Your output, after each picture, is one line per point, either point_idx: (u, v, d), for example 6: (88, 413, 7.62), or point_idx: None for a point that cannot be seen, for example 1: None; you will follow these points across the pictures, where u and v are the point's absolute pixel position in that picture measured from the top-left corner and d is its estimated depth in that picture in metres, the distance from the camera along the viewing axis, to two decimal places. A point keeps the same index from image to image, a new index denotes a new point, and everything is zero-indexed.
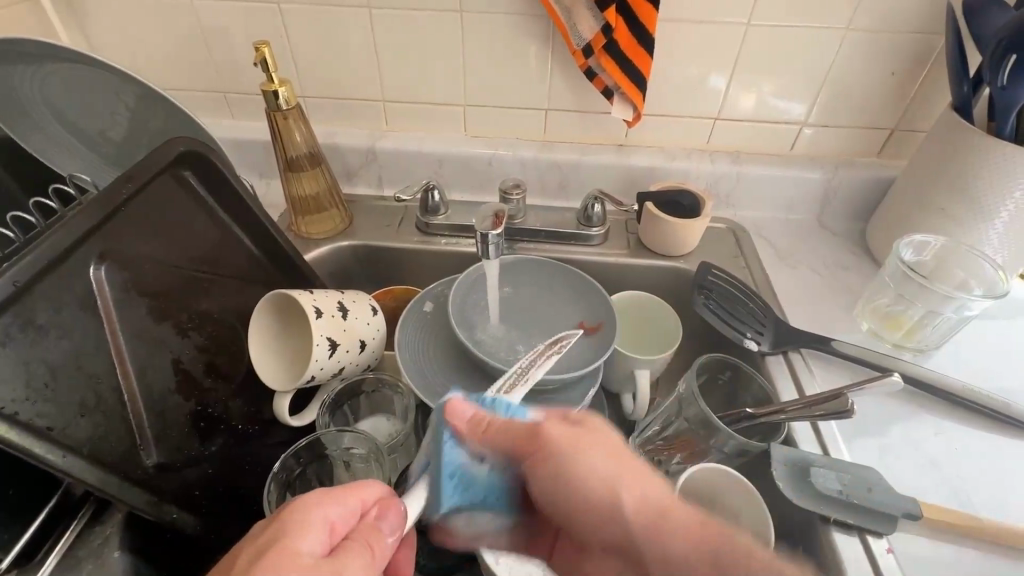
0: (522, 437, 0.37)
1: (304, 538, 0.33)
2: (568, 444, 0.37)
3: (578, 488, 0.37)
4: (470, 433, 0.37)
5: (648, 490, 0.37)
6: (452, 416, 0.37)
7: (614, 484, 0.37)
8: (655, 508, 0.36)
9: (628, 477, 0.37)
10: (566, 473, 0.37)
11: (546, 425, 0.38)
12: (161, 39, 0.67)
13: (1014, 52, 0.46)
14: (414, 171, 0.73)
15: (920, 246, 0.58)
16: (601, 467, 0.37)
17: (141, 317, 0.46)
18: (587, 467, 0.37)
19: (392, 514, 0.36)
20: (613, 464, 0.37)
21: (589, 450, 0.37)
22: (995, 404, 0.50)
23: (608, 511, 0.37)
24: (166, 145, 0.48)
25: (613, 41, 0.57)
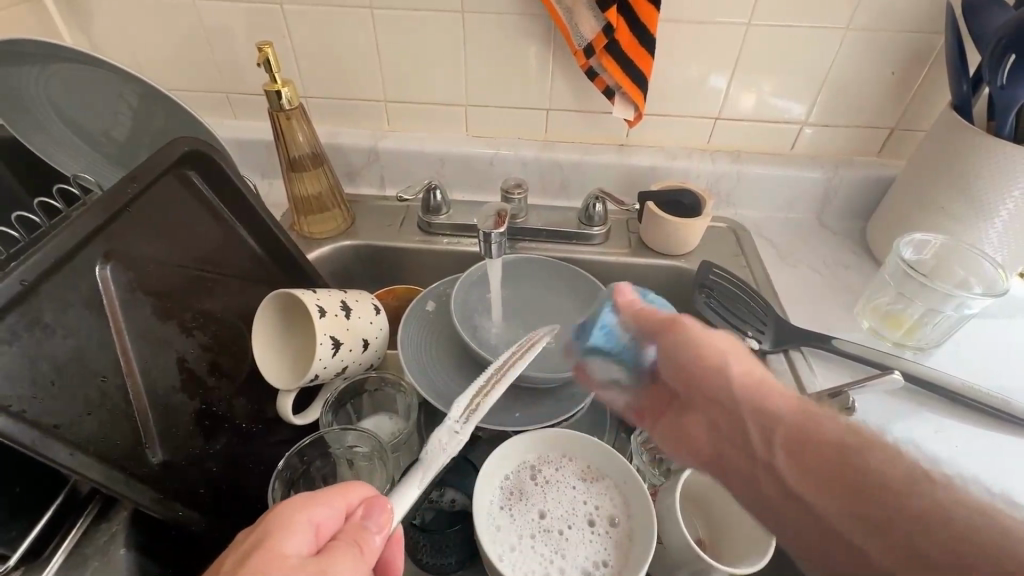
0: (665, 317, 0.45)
1: (290, 539, 0.33)
2: (700, 325, 0.43)
3: (698, 360, 0.42)
4: (628, 309, 0.47)
5: (753, 367, 0.41)
6: (620, 295, 0.48)
7: (738, 362, 0.41)
8: (757, 380, 0.40)
9: (748, 360, 0.41)
10: (688, 343, 0.43)
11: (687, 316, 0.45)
12: (163, 39, 0.67)
13: (1013, 51, 0.47)
14: (416, 172, 0.73)
15: (920, 245, 0.59)
16: (726, 347, 0.42)
17: (146, 317, 0.46)
18: (714, 346, 0.42)
19: (378, 513, 0.37)
20: (736, 350, 0.42)
21: (716, 334, 0.43)
22: (995, 402, 0.50)
23: (721, 384, 0.41)
24: (169, 145, 0.49)
25: (615, 40, 0.57)
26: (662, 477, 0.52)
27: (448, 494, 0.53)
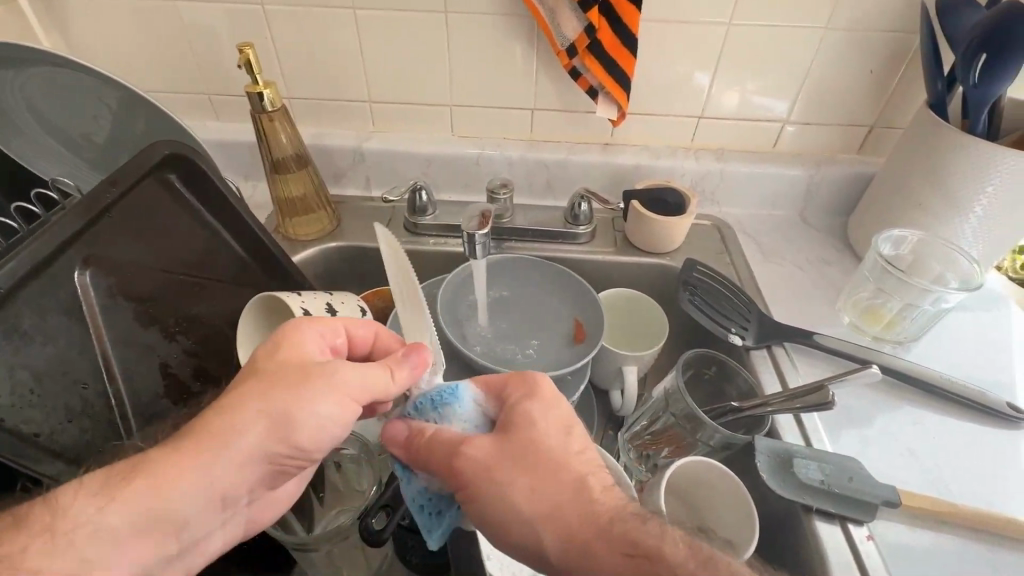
0: (448, 463, 0.36)
1: (307, 346, 0.39)
2: (483, 472, 0.35)
3: (502, 528, 0.35)
4: (405, 455, 0.38)
5: (568, 523, 0.34)
6: (388, 443, 0.39)
7: (543, 516, 0.35)
8: (574, 541, 0.34)
9: (558, 508, 0.35)
10: (480, 500, 0.35)
11: (469, 444, 0.36)
12: (144, 41, 0.66)
13: (985, 51, 0.48)
14: (402, 172, 0.73)
15: (898, 241, 0.61)
16: (521, 495, 0.35)
17: (128, 322, 0.45)
18: (514, 504, 0.35)
19: (415, 356, 0.41)
20: (539, 482, 0.35)
21: (507, 476, 0.35)
22: (972, 394, 0.51)
23: (535, 553, 0.35)
24: (149, 148, 0.48)
25: (597, 41, 0.57)
26: (649, 471, 0.54)
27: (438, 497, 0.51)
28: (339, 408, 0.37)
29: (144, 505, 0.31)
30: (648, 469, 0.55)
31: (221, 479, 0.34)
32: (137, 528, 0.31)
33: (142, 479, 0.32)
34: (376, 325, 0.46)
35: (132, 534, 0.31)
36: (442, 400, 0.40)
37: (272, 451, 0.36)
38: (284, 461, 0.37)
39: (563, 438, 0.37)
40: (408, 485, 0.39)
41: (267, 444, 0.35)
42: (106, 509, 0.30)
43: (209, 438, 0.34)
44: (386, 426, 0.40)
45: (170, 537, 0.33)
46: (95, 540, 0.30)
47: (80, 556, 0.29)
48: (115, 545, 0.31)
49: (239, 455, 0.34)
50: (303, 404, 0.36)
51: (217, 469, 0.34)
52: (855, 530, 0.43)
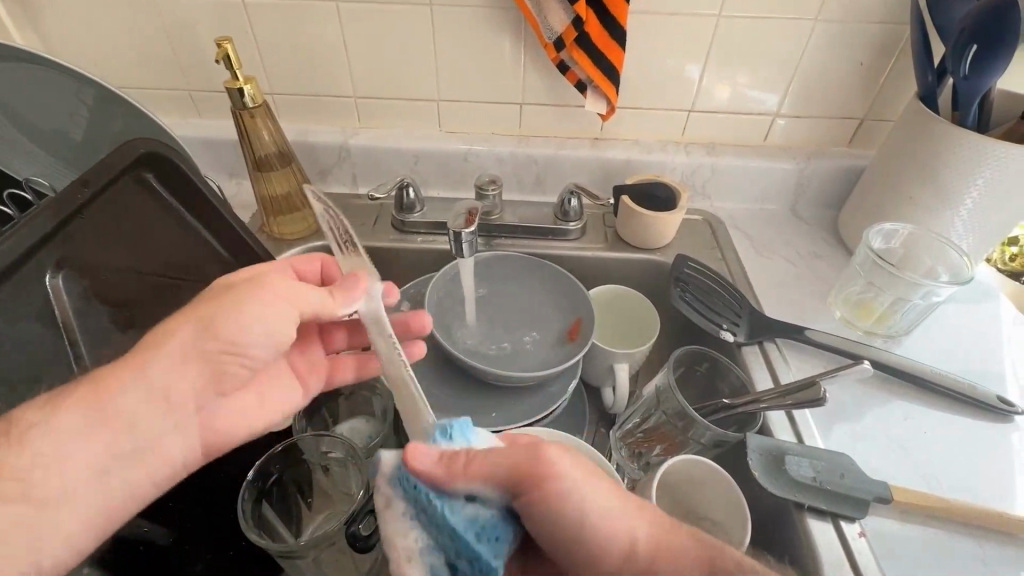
0: (529, 464, 0.33)
1: (250, 271, 0.43)
2: (568, 475, 0.33)
3: (579, 527, 0.33)
4: (459, 471, 0.31)
5: (653, 530, 0.34)
6: (427, 465, 0.31)
7: (622, 523, 0.34)
8: (663, 544, 0.33)
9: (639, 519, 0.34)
10: (563, 505, 0.33)
11: (548, 448, 0.34)
12: (120, 37, 0.64)
13: (975, 43, 0.47)
14: (389, 168, 0.72)
15: (890, 234, 0.60)
16: (604, 493, 0.34)
17: (104, 326, 0.44)
18: (597, 510, 0.34)
19: (352, 274, 0.43)
20: (613, 489, 0.35)
21: (588, 479, 0.34)
22: (962, 387, 0.51)
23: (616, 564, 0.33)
24: (125, 146, 0.46)
25: (584, 33, 0.56)
26: (642, 469, 0.54)
27: None
28: (274, 308, 0.39)
29: (90, 404, 0.33)
30: (641, 467, 0.54)
31: (164, 380, 0.36)
32: (86, 430, 0.33)
33: (82, 390, 0.34)
34: (322, 258, 0.51)
35: (82, 433, 0.33)
36: (462, 426, 0.35)
37: (205, 347, 0.37)
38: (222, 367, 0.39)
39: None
40: (456, 518, 0.30)
41: (204, 345, 0.37)
42: (57, 420, 0.32)
43: (140, 350, 0.36)
44: (416, 444, 0.32)
45: (115, 438, 0.34)
46: (48, 440, 0.32)
47: (34, 451, 0.31)
48: (66, 446, 0.32)
49: (176, 346, 0.36)
50: (230, 301, 0.37)
51: (156, 370, 0.35)
52: (846, 527, 0.43)
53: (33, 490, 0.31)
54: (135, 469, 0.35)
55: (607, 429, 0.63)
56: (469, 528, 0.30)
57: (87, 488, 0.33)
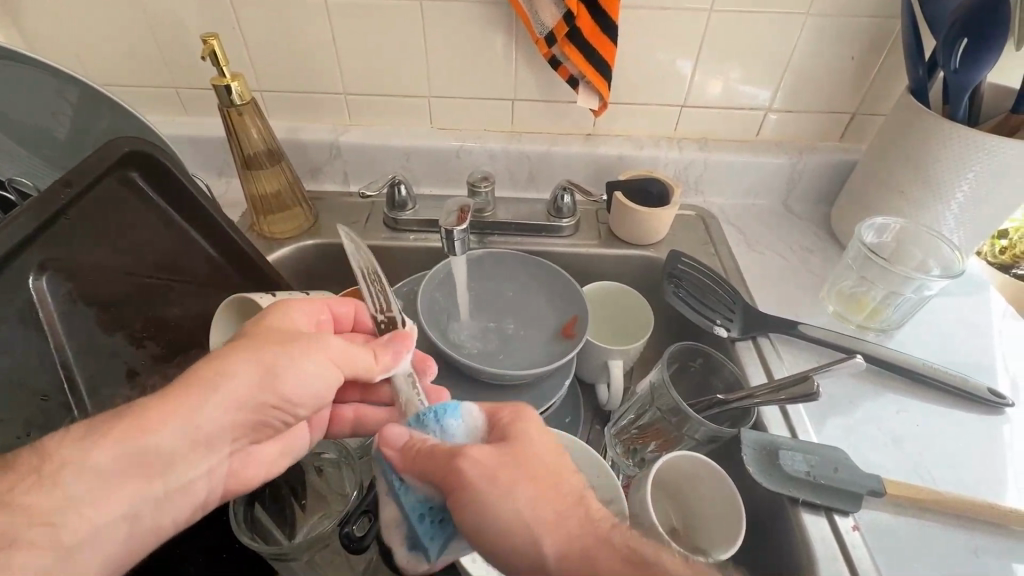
0: (449, 466, 0.32)
1: (295, 316, 0.43)
2: (484, 476, 0.32)
3: (496, 542, 0.31)
4: (404, 457, 0.34)
5: (573, 531, 0.31)
6: (385, 448, 0.35)
7: (539, 526, 0.31)
8: (582, 547, 0.30)
9: (564, 517, 0.32)
10: (476, 506, 0.31)
11: (470, 448, 0.33)
12: (103, 34, 0.63)
13: (966, 35, 0.47)
14: (380, 165, 0.71)
15: (881, 228, 0.60)
16: (524, 502, 0.32)
17: (91, 329, 0.44)
18: (514, 512, 0.32)
19: (401, 342, 0.44)
20: (540, 491, 0.33)
21: (506, 479, 0.32)
22: (955, 379, 0.52)
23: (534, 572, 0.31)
24: (108, 145, 0.46)
25: (576, 27, 0.55)
26: (637, 466, 0.54)
27: None
28: (323, 367, 0.40)
29: (130, 442, 0.32)
30: (636, 463, 0.54)
31: (205, 425, 0.36)
32: (124, 470, 0.32)
33: (118, 429, 0.32)
34: (355, 303, 0.50)
35: (119, 474, 0.32)
36: (445, 412, 0.37)
37: (258, 400, 0.38)
38: (263, 415, 0.40)
39: (559, 456, 0.36)
40: (404, 497, 0.34)
41: (254, 393, 0.38)
42: (92, 462, 0.31)
43: (187, 391, 0.35)
44: (388, 428, 0.36)
45: (154, 475, 0.34)
46: (80, 481, 0.31)
47: (65, 492, 0.30)
48: (98, 488, 0.32)
49: (231, 394, 0.36)
50: (291, 360, 0.39)
51: (204, 413, 0.36)
52: (840, 520, 0.43)
53: (63, 534, 0.30)
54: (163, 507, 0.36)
55: (601, 425, 0.63)
56: (414, 509, 0.34)
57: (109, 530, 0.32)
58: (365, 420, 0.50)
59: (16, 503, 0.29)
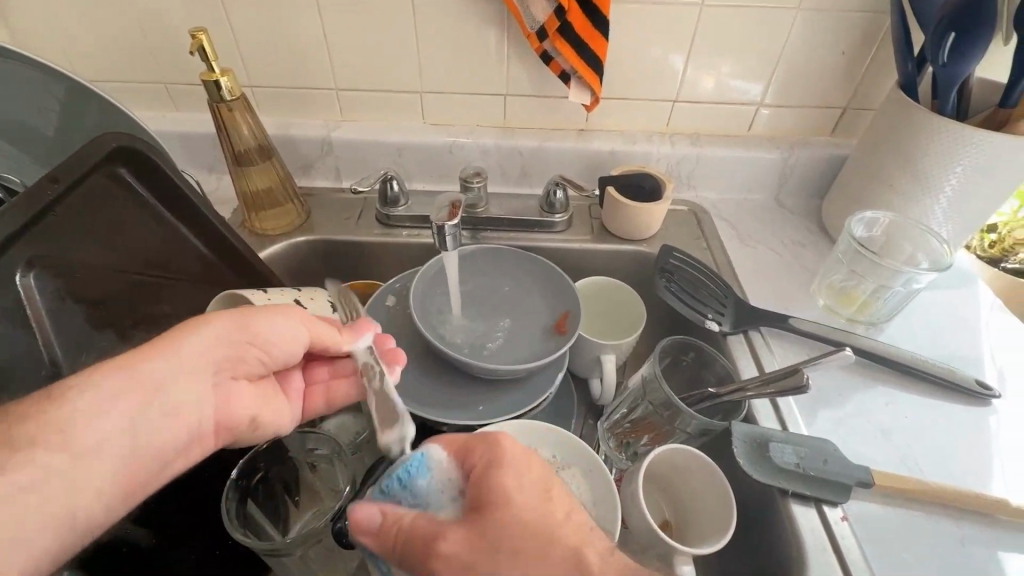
0: (426, 560, 0.32)
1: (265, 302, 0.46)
2: (465, 566, 0.32)
3: None
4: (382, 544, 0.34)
5: None
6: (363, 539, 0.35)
7: None
8: None
9: None
10: None
11: (443, 539, 0.33)
12: (90, 29, 0.62)
13: (955, 29, 0.48)
14: (372, 160, 0.71)
15: (871, 222, 0.61)
16: None
17: (80, 326, 0.44)
18: None
19: (364, 326, 0.49)
20: (530, 563, 0.32)
21: (490, 561, 0.31)
22: (942, 372, 0.52)
23: None
24: (96, 141, 0.45)
25: (567, 22, 0.55)
26: (629, 460, 0.55)
27: None
28: (295, 324, 0.43)
29: (124, 368, 0.35)
30: (628, 457, 0.55)
31: (191, 361, 0.38)
32: (120, 391, 0.34)
33: (110, 362, 0.35)
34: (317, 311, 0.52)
35: (116, 396, 0.34)
36: (409, 473, 0.36)
37: (235, 339, 0.40)
38: (244, 361, 0.42)
39: (546, 507, 0.34)
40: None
41: (234, 335, 0.40)
42: (89, 385, 0.33)
43: (172, 335, 0.38)
44: (356, 511, 0.35)
45: (149, 402, 0.36)
46: (85, 398, 0.33)
47: (73, 407, 0.32)
48: (102, 405, 0.33)
49: (209, 332, 0.39)
50: (263, 313, 0.42)
51: (189, 350, 0.38)
52: (829, 511, 0.43)
53: (73, 441, 0.32)
54: (162, 436, 0.37)
55: (594, 419, 0.63)
56: None
57: (113, 449, 0.34)
58: (336, 398, 0.51)
59: (37, 415, 0.31)
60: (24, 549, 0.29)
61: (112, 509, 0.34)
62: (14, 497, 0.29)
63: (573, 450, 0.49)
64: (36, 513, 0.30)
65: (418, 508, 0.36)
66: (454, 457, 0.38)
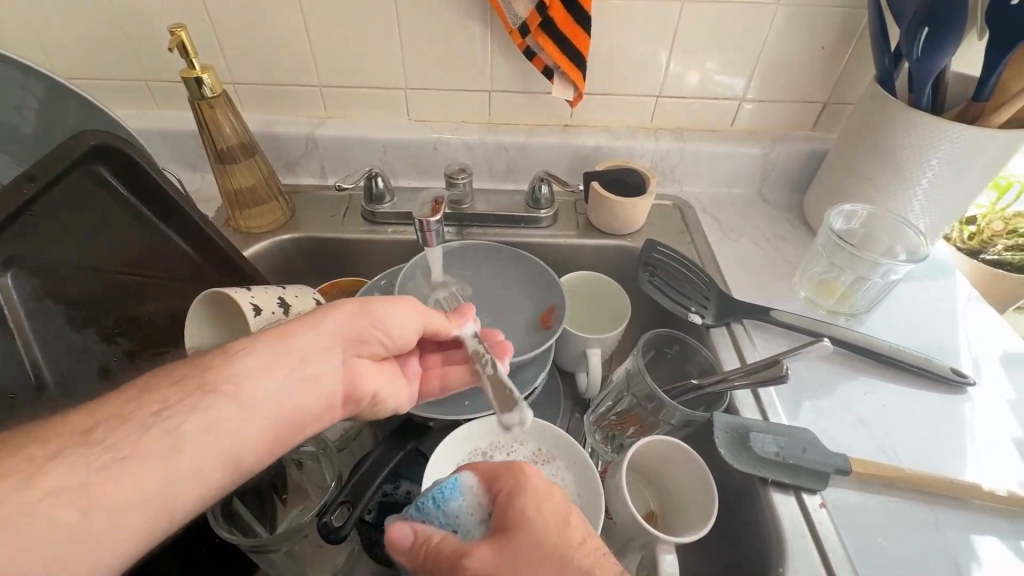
0: None
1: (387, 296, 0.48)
2: None
3: None
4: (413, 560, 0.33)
5: None
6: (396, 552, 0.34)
7: None
8: None
9: None
10: None
11: (471, 555, 0.31)
12: (68, 26, 0.62)
13: (927, 24, 0.49)
14: (357, 157, 0.71)
15: (849, 215, 0.62)
16: None
17: (60, 326, 0.44)
18: None
19: (468, 311, 0.50)
20: None
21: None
22: (918, 361, 0.53)
23: None
24: (74, 140, 0.45)
25: (549, 18, 0.55)
26: (615, 451, 0.55)
27: (403, 487, 0.52)
28: (411, 312, 0.45)
29: (277, 339, 0.38)
30: (614, 449, 0.55)
31: (329, 337, 0.40)
32: (274, 355, 0.37)
33: (267, 333, 0.38)
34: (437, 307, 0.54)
35: (272, 358, 0.36)
36: (443, 494, 0.36)
37: (358, 325, 0.42)
38: (366, 343, 0.43)
39: (565, 528, 0.33)
40: None
41: (357, 320, 0.42)
42: (253, 348, 0.36)
43: (306, 318, 0.40)
44: (391, 530, 0.34)
45: (293, 368, 0.38)
46: (251, 357, 0.36)
47: (240, 364, 0.35)
48: (263, 364, 0.36)
49: (335, 317, 0.41)
50: (385, 300, 0.44)
51: (326, 327, 0.40)
52: (809, 499, 0.44)
53: (240, 391, 0.34)
54: (307, 401, 0.38)
55: (581, 413, 0.64)
56: None
57: (271, 404, 0.36)
58: (452, 382, 0.50)
59: (214, 368, 0.34)
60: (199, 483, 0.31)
61: (260, 460, 0.35)
62: (202, 434, 0.32)
63: (559, 445, 0.49)
64: (210, 451, 0.32)
65: (449, 530, 0.35)
66: (485, 476, 0.37)
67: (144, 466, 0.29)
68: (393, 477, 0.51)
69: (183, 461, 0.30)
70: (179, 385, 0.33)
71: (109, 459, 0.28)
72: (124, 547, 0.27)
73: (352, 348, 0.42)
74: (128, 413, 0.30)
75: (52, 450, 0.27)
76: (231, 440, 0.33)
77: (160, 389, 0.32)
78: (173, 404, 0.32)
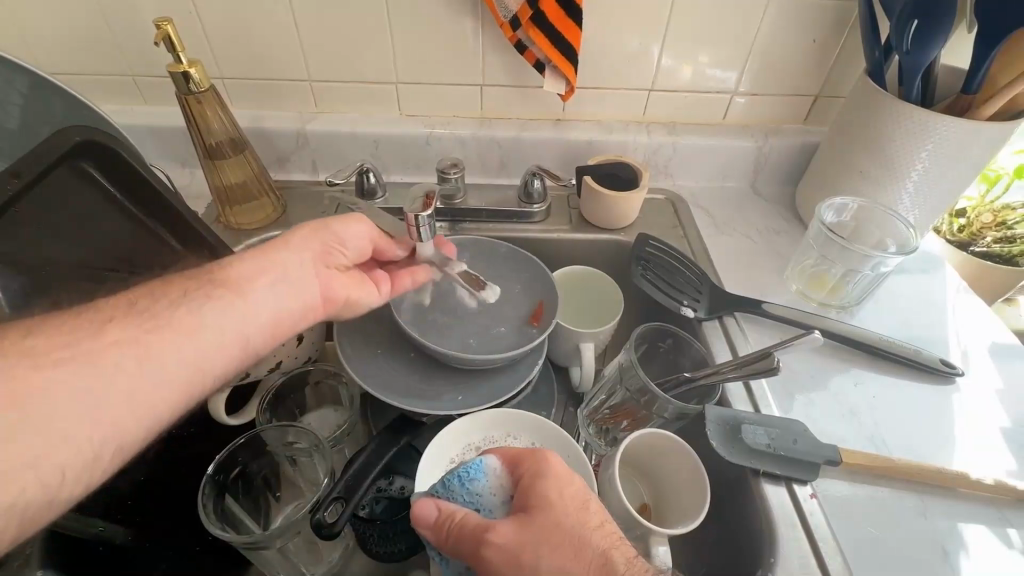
0: (472, 554, 0.33)
1: None
2: (510, 564, 0.32)
3: None
4: (436, 533, 0.35)
5: None
6: (420, 524, 0.35)
7: None
8: None
9: None
10: None
11: (495, 531, 0.33)
12: (53, 21, 0.61)
13: (917, 18, 0.49)
14: (348, 153, 0.70)
15: (840, 208, 0.62)
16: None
17: None
18: None
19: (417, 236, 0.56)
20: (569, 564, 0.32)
21: (534, 556, 0.32)
22: (907, 353, 0.54)
23: None
24: (59, 133, 0.43)
25: (539, 11, 0.55)
26: (609, 444, 0.56)
27: (397, 482, 0.52)
28: (364, 229, 0.49)
29: (265, 250, 0.42)
30: (607, 442, 0.56)
31: (299, 253, 0.44)
32: (262, 257, 0.42)
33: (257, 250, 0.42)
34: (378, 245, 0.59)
35: (261, 258, 0.42)
36: (468, 473, 0.37)
37: (317, 242, 0.46)
38: (331, 259, 0.47)
39: (584, 511, 0.35)
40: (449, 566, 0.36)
41: (316, 237, 0.45)
42: (239, 259, 0.40)
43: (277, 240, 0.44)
44: (416, 504, 0.36)
45: (275, 269, 0.42)
46: (248, 260, 0.41)
47: (241, 264, 0.40)
48: (259, 265, 0.41)
49: (296, 235, 0.45)
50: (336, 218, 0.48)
51: (293, 246, 0.44)
52: (800, 489, 0.44)
53: (241, 279, 0.39)
54: (293, 306, 0.42)
55: (575, 408, 0.64)
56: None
57: (272, 296, 0.40)
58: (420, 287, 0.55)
59: (222, 271, 0.39)
60: (222, 352, 0.36)
61: (265, 346, 0.40)
62: (218, 313, 0.37)
63: (554, 440, 0.49)
64: (228, 326, 0.37)
65: (473, 508, 0.37)
66: (507, 458, 0.38)
67: (173, 334, 0.34)
68: (387, 472, 0.51)
69: (209, 333, 0.35)
70: (194, 280, 0.38)
71: (150, 325, 0.33)
72: (172, 395, 0.33)
73: (323, 263, 0.46)
74: (158, 294, 0.36)
75: (105, 316, 0.33)
76: (243, 323, 0.38)
77: (176, 283, 0.38)
78: (192, 292, 0.37)
